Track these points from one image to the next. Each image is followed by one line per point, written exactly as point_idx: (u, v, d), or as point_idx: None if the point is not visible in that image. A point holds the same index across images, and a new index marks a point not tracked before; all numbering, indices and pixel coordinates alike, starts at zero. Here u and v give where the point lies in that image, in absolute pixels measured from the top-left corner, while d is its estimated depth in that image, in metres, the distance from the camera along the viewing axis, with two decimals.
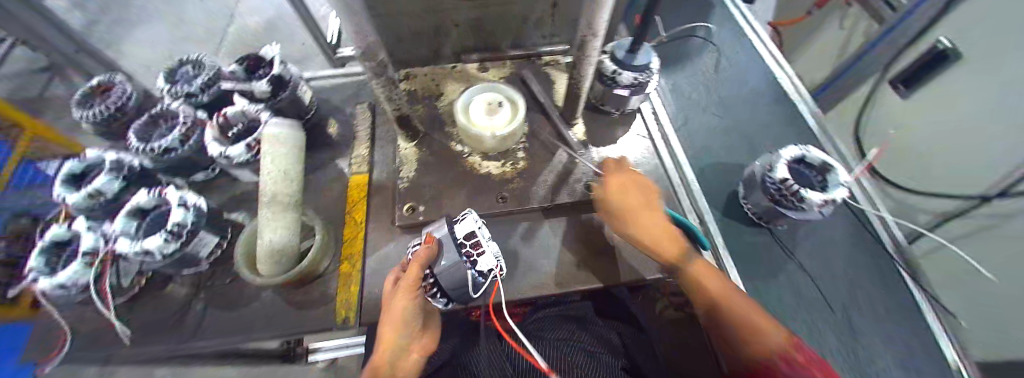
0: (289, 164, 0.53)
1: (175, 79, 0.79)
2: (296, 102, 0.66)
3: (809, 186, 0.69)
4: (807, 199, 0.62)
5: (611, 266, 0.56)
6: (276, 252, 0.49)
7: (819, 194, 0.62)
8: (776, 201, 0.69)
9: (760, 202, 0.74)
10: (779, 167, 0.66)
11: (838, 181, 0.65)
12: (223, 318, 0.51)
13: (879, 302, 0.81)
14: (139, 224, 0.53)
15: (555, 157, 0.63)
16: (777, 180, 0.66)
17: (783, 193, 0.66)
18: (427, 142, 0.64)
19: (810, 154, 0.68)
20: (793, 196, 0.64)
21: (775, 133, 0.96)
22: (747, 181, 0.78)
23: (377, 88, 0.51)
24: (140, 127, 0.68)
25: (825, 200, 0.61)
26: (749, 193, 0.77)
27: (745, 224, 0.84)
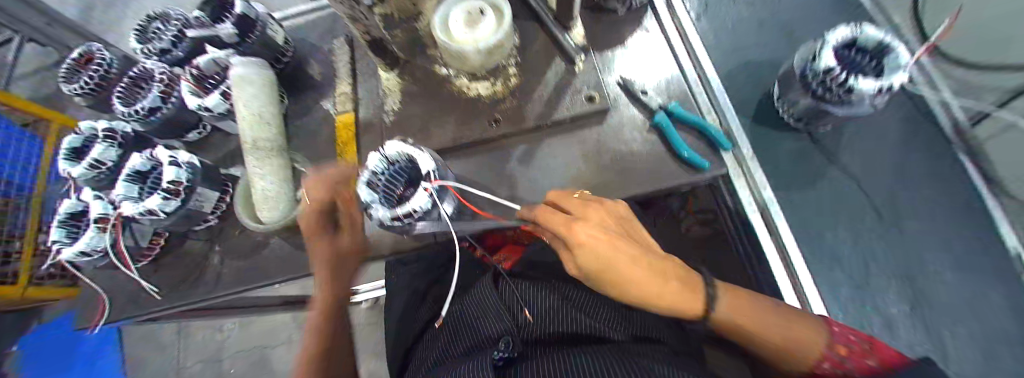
0: (264, 107, 0.50)
1: (147, 38, 0.75)
2: (266, 44, 0.59)
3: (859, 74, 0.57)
4: (856, 89, 0.50)
5: (617, 182, 0.52)
6: (270, 198, 0.48)
7: (872, 81, 0.50)
8: (818, 96, 0.58)
9: (799, 100, 0.64)
10: (824, 55, 0.54)
11: (900, 63, 0.52)
12: (241, 265, 0.54)
13: (928, 199, 0.73)
14: (142, 187, 0.54)
15: (552, 68, 0.56)
16: (820, 69, 0.55)
17: (828, 85, 0.55)
18: (409, 69, 0.58)
19: (865, 33, 0.56)
20: (840, 87, 0.53)
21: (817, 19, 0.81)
22: (783, 79, 0.67)
23: (336, 9, 0.44)
24: (126, 88, 0.67)
25: (879, 88, 0.50)
26: (785, 91, 0.67)
27: (780, 129, 0.74)
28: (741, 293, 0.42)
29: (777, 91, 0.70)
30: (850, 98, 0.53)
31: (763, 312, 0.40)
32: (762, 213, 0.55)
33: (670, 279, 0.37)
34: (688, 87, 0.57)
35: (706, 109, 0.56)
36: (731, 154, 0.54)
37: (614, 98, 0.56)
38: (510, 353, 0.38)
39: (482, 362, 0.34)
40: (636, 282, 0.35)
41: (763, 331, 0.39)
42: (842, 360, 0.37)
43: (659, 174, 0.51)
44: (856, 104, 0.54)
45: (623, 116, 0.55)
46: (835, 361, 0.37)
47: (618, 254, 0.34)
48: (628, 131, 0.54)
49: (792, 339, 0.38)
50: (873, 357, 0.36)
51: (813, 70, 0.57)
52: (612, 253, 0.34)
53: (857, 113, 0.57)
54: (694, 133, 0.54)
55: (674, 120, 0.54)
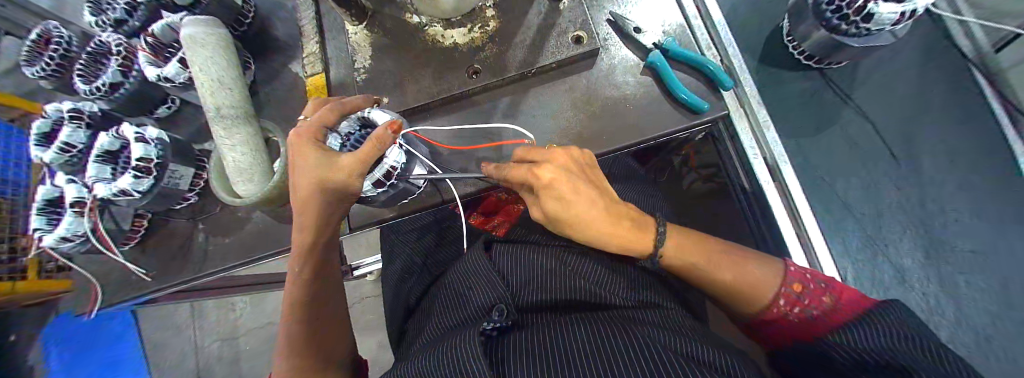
0: (225, 71, 0.47)
1: (99, 9, 0.69)
2: (224, 4, 0.52)
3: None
4: (875, 16, 0.45)
5: (610, 131, 0.48)
6: (245, 169, 0.46)
7: (894, 5, 0.44)
8: (830, 27, 0.52)
9: (810, 35, 0.58)
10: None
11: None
12: (227, 241, 0.53)
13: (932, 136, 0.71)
14: (114, 167, 0.51)
15: (534, 7, 0.51)
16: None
17: (841, 14, 0.48)
18: (378, 20, 0.53)
19: None
20: (857, 14, 0.47)
21: None
22: (791, 13, 0.59)
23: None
24: (86, 64, 0.62)
25: (900, 12, 0.44)
26: (795, 24, 0.60)
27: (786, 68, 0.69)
28: (693, 237, 0.41)
29: (786, 26, 0.63)
30: (868, 26, 0.47)
31: (718, 257, 0.39)
32: (767, 159, 0.50)
33: (621, 233, 0.36)
34: (686, 21, 0.51)
35: (706, 44, 0.51)
36: (731, 93, 0.50)
37: (603, 38, 0.51)
38: (504, 324, 0.34)
39: (472, 338, 0.30)
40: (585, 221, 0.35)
41: (716, 270, 0.38)
42: (799, 297, 0.34)
43: (651, 118, 0.48)
44: (874, 33, 0.49)
45: (615, 57, 0.51)
46: (792, 299, 0.34)
47: (575, 199, 0.34)
48: (620, 74, 0.50)
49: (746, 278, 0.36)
50: (830, 294, 0.33)
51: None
52: (568, 193, 0.34)
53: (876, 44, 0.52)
54: (693, 71, 0.49)
55: (671, 59, 0.49)
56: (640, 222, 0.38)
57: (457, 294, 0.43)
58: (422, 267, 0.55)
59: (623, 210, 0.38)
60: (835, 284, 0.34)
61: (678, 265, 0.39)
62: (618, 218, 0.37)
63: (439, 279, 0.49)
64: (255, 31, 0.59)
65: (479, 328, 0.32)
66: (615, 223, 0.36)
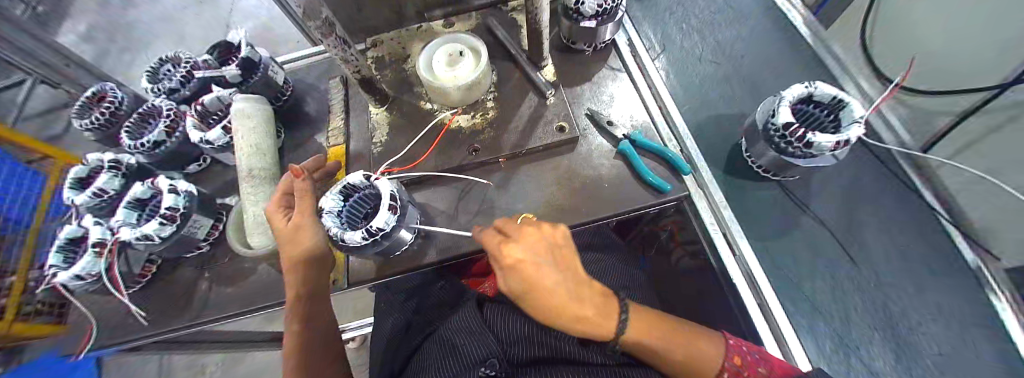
0: (260, 137, 0.54)
1: (158, 78, 0.76)
2: (269, 84, 0.65)
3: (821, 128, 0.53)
4: (814, 144, 0.45)
5: (586, 204, 0.55)
6: (260, 224, 0.50)
7: (829, 135, 0.45)
8: (782, 149, 0.51)
9: (766, 153, 0.56)
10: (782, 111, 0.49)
11: (855, 118, 0.47)
12: (227, 290, 0.56)
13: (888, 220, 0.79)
14: (141, 214, 0.55)
15: (526, 101, 0.62)
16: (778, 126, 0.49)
17: (788, 141, 0.49)
18: (397, 104, 0.64)
19: (818, 90, 0.50)
20: (801, 142, 0.47)
21: (779, 67, 0.78)
22: (748, 133, 0.60)
23: (330, 50, 0.51)
24: (133, 122, 0.68)
25: (837, 143, 0.45)
26: (751, 144, 0.59)
27: (755, 180, 0.65)
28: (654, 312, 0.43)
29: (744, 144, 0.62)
30: (810, 151, 0.48)
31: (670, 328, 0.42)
32: (726, 235, 0.58)
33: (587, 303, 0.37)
34: (648, 115, 0.63)
35: (667, 136, 0.61)
36: (690, 177, 0.58)
37: (583, 128, 0.62)
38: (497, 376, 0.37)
39: None
40: (555, 301, 0.35)
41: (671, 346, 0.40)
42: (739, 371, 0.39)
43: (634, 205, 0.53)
44: (817, 156, 0.49)
45: (592, 144, 0.60)
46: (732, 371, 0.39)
47: (542, 278, 0.35)
48: (596, 157, 0.59)
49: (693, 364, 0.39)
50: (764, 365, 0.39)
51: (773, 125, 0.51)
52: (536, 273, 0.35)
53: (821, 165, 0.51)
54: (656, 157, 0.58)
55: (638, 146, 0.59)
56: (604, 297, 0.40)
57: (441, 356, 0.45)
58: (410, 327, 0.57)
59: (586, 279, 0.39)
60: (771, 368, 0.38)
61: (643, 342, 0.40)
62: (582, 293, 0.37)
63: (430, 337, 0.51)
64: (287, 106, 0.71)
65: None
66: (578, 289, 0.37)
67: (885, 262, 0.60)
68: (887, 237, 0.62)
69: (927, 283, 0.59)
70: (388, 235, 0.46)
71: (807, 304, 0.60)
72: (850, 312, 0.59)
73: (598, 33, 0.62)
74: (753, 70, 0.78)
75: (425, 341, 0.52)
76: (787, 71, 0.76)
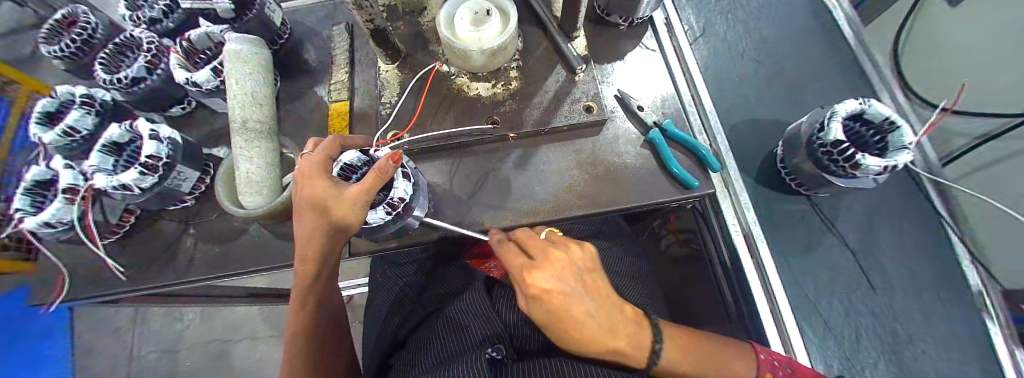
0: (257, 85, 0.48)
1: (137, 5, 0.66)
2: (264, 24, 0.57)
3: (863, 148, 0.50)
4: (862, 166, 0.43)
5: (609, 194, 0.52)
6: (254, 183, 0.45)
7: (879, 159, 0.43)
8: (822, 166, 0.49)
9: (802, 165, 0.54)
10: (832, 128, 0.45)
11: (905, 143, 0.45)
12: (215, 250, 0.52)
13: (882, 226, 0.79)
14: (118, 161, 0.49)
15: (553, 74, 0.57)
16: (827, 141, 0.46)
17: (834, 159, 0.47)
18: (410, 63, 0.58)
19: (872, 108, 0.47)
20: (846, 163, 0.45)
21: (815, 66, 0.74)
22: (787, 141, 0.57)
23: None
24: (108, 54, 0.60)
25: (885, 167, 0.42)
26: (788, 154, 0.57)
27: (778, 188, 0.63)
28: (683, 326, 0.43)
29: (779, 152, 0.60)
30: (854, 172, 0.45)
31: (703, 345, 0.41)
32: (746, 237, 0.56)
33: (617, 336, 0.35)
34: (680, 102, 0.58)
35: (698, 128, 0.58)
36: (717, 175, 0.55)
37: (610, 111, 0.57)
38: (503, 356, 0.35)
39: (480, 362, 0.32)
40: (577, 331, 0.33)
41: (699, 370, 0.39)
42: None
43: (660, 200, 0.51)
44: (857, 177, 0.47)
45: (619, 129, 0.56)
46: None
47: (571, 307, 0.33)
48: (622, 144, 0.55)
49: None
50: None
51: (820, 140, 0.48)
52: (565, 303, 0.33)
53: (860, 186, 0.49)
54: (686, 149, 0.54)
55: (670, 138, 0.55)
56: (637, 321, 0.38)
57: (446, 334, 0.43)
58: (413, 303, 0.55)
59: (617, 304, 0.37)
60: (799, 373, 0.39)
61: (672, 375, 0.38)
62: (616, 323, 0.36)
63: (437, 314, 0.49)
64: (285, 52, 0.64)
65: (486, 353, 0.33)
66: (614, 322, 0.35)
67: (890, 278, 0.61)
68: (897, 254, 0.62)
69: (927, 301, 0.60)
70: (408, 207, 0.43)
71: (809, 311, 0.61)
72: (848, 322, 0.60)
73: (641, 5, 0.55)
74: (787, 65, 0.74)
75: (428, 319, 0.50)
76: (823, 73, 0.73)
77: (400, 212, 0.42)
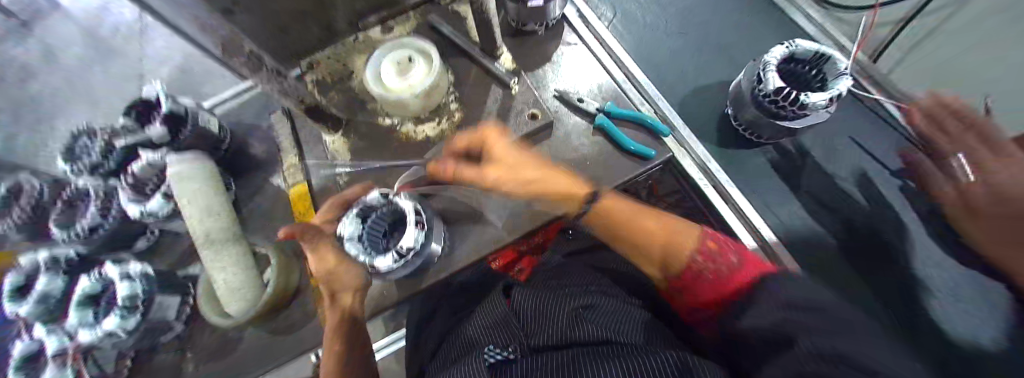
0: (211, 196, 0.48)
1: (76, 156, 0.66)
2: (203, 134, 0.59)
3: (807, 84, 0.54)
4: (809, 104, 0.45)
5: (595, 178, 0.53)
6: (235, 290, 0.46)
7: (821, 93, 0.45)
8: (771, 114, 0.52)
9: (755, 118, 0.57)
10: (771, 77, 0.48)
11: (840, 70, 0.48)
12: (218, 367, 0.51)
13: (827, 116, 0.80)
14: (96, 312, 0.49)
15: (490, 95, 0.59)
16: (770, 92, 0.49)
17: (778, 104, 0.49)
18: (353, 127, 0.60)
19: (799, 48, 0.50)
20: (792, 104, 0.47)
21: (728, 16, 0.80)
22: (735, 98, 0.60)
23: (263, 84, 0.46)
24: (61, 211, 0.60)
25: (830, 99, 0.45)
26: (738, 111, 0.60)
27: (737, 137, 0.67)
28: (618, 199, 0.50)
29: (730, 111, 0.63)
30: (804, 112, 0.48)
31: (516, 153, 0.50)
32: (716, 186, 0.58)
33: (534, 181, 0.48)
34: (615, 83, 0.61)
35: (640, 102, 0.60)
36: (672, 139, 0.57)
37: (553, 112, 0.59)
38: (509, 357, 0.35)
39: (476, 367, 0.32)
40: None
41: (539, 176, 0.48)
42: (711, 254, 0.40)
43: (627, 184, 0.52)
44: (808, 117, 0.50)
45: (568, 125, 0.58)
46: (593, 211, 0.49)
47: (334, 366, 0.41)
48: (574, 138, 0.57)
49: (668, 251, 0.43)
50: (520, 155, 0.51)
51: (761, 91, 0.51)
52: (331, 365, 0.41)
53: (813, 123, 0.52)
54: (635, 125, 0.56)
55: (615, 120, 0.57)
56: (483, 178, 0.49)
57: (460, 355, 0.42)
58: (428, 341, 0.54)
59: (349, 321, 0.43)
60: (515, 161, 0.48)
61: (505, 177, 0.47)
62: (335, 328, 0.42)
63: (445, 342, 0.49)
64: (234, 153, 0.65)
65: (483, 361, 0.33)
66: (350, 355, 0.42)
67: (858, 179, 0.65)
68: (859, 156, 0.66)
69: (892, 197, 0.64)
70: (419, 252, 0.44)
71: (797, 233, 0.63)
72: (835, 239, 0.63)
73: (546, 9, 0.58)
74: (705, 20, 0.80)
75: (447, 346, 0.47)
76: (737, 15, 0.79)
77: (407, 260, 0.43)
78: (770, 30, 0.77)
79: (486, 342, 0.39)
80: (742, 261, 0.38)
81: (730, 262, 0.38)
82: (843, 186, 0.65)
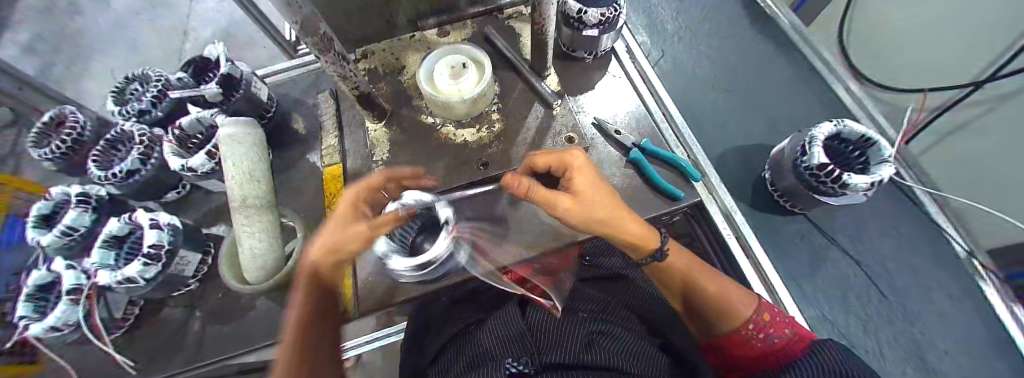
0: (254, 163, 0.49)
1: (125, 100, 0.69)
2: (253, 101, 0.61)
3: (848, 165, 0.55)
4: (850, 185, 0.47)
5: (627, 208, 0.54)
6: (260, 257, 0.48)
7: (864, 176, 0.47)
8: (810, 186, 0.54)
9: (791, 186, 0.58)
10: (816, 152, 0.50)
11: (884, 157, 0.50)
12: (222, 330, 0.52)
13: None
14: (118, 254, 0.50)
15: (532, 111, 0.60)
16: (813, 165, 0.51)
17: (820, 179, 0.51)
18: (396, 120, 0.61)
19: (847, 129, 0.53)
20: (834, 182, 0.49)
21: (766, 76, 0.82)
22: (773, 162, 0.62)
23: (326, 66, 0.48)
24: (101, 150, 0.62)
25: (871, 184, 0.47)
26: (776, 176, 0.62)
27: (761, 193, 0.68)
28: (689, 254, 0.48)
29: (766, 173, 0.65)
30: (843, 190, 0.49)
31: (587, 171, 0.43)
32: (737, 237, 0.59)
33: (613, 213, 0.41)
34: (653, 121, 0.63)
35: (674, 143, 0.62)
36: (701, 184, 0.58)
37: (590, 138, 0.60)
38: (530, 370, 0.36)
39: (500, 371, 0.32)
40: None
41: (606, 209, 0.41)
42: (765, 325, 0.40)
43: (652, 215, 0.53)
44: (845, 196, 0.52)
45: (603, 153, 0.59)
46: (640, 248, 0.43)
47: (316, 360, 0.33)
48: (607, 166, 0.58)
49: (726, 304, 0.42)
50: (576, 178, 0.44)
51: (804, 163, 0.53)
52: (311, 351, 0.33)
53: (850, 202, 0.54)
54: (667, 165, 0.58)
55: (648, 155, 0.58)
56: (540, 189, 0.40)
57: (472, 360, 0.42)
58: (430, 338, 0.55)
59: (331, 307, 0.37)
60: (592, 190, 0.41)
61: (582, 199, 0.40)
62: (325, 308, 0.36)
63: (448, 347, 0.49)
64: (275, 123, 0.68)
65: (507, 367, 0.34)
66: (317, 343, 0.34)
67: (874, 255, 0.66)
68: (877, 232, 0.67)
69: (901, 277, 0.65)
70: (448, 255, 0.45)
71: (806, 296, 0.63)
72: (845, 309, 0.63)
73: (600, 40, 0.60)
74: (743, 75, 0.83)
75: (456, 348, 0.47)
76: (775, 77, 0.82)
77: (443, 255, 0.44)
78: (806, 96, 0.79)
79: (500, 356, 0.39)
80: (801, 337, 0.38)
81: (787, 333, 0.39)
82: (857, 259, 0.65)
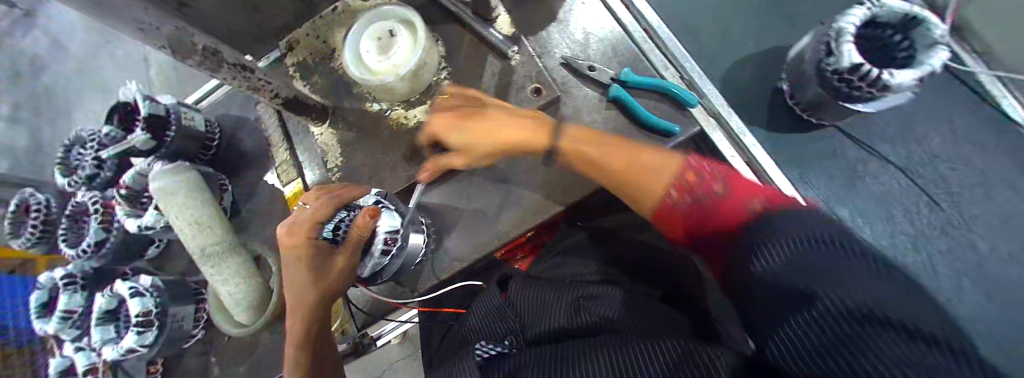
0: (199, 209, 0.45)
1: (72, 167, 0.64)
2: (189, 135, 0.55)
3: (887, 55, 0.45)
4: (893, 86, 0.37)
5: None
6: (240, 301, 0.45)
7: (910, 70, 0.37)
8: (838, 93, 0.44)
9: (815, 94, 0.48)
10: (847, 51, 0.39)
11: (936, 37, 0.39)
12: (243, 368, 0.53)
13: None
14: (118, 327, 0.49)
15: (489, 68, 0.51)
16: (841, 68, 0.40)
17: (852, 83, 0.41)
18: (340, 116, 0.54)
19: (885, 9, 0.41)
20: (870, 85, 0.39)
21: None
22: (791, 68, 0.51)
23: (231, 84, 0.39)
24: (67, 226, 0.59)
25: (920, 78, 0.37)
26: (795, 85, 0.51)
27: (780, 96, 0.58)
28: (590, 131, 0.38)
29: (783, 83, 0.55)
30: (882, 93, 0.40)
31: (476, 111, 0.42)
32: (750, 162, 0.51)
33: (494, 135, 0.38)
34: (633, 43, 0.52)
35: (663, 65, 0.52)
36: (701, 109, 0.49)
37: (562, 83, 0.51)
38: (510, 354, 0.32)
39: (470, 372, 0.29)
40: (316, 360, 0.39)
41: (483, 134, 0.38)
42: (692, 187, 0.30)
43: None
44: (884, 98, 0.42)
45: (578, 98, 0.49)
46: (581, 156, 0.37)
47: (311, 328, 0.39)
48: (586, 114, 0.49)
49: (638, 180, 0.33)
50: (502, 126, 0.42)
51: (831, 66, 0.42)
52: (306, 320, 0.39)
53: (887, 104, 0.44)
54: (658, 95, 0.48)
55: (632, 88, 0.49)
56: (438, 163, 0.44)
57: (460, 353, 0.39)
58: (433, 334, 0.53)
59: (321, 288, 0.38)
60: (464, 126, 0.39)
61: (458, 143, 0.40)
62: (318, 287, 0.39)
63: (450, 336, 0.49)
64: (224, 151, 0.62)
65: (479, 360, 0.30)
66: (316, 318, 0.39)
67: (917, 138, 0.56)
68: (920, 110, 0.57)
69: (949, 156, 0.56)
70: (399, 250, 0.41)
71: (839, 201, 0.57)
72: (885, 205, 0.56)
73: None
74: None
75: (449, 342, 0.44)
76: None
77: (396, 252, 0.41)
78: None
79: (486, 340, 0.38)
80: (736, 191, 0.27)
81: (718, 189, 0.28)
82: (898, 146, 0.57)
